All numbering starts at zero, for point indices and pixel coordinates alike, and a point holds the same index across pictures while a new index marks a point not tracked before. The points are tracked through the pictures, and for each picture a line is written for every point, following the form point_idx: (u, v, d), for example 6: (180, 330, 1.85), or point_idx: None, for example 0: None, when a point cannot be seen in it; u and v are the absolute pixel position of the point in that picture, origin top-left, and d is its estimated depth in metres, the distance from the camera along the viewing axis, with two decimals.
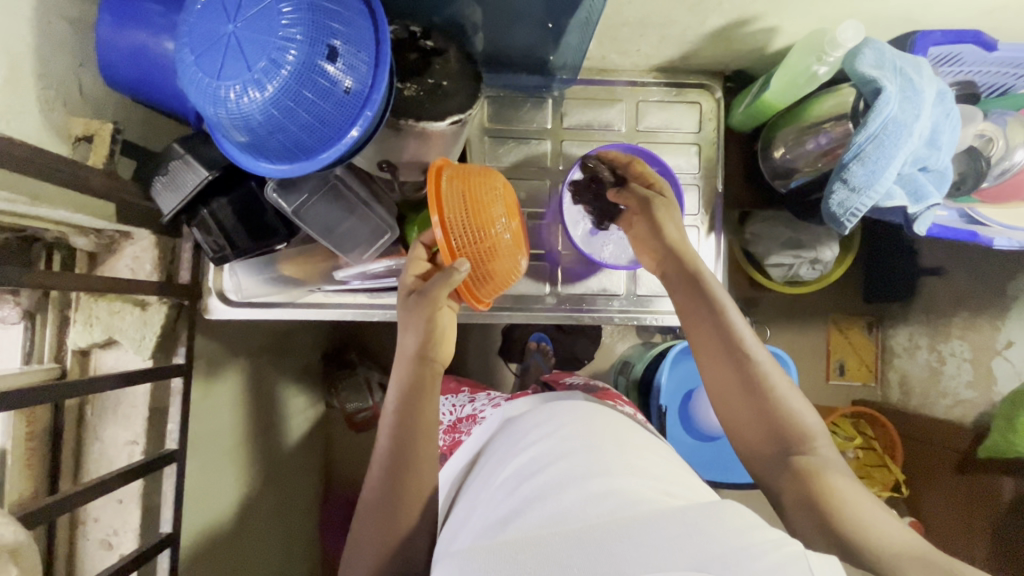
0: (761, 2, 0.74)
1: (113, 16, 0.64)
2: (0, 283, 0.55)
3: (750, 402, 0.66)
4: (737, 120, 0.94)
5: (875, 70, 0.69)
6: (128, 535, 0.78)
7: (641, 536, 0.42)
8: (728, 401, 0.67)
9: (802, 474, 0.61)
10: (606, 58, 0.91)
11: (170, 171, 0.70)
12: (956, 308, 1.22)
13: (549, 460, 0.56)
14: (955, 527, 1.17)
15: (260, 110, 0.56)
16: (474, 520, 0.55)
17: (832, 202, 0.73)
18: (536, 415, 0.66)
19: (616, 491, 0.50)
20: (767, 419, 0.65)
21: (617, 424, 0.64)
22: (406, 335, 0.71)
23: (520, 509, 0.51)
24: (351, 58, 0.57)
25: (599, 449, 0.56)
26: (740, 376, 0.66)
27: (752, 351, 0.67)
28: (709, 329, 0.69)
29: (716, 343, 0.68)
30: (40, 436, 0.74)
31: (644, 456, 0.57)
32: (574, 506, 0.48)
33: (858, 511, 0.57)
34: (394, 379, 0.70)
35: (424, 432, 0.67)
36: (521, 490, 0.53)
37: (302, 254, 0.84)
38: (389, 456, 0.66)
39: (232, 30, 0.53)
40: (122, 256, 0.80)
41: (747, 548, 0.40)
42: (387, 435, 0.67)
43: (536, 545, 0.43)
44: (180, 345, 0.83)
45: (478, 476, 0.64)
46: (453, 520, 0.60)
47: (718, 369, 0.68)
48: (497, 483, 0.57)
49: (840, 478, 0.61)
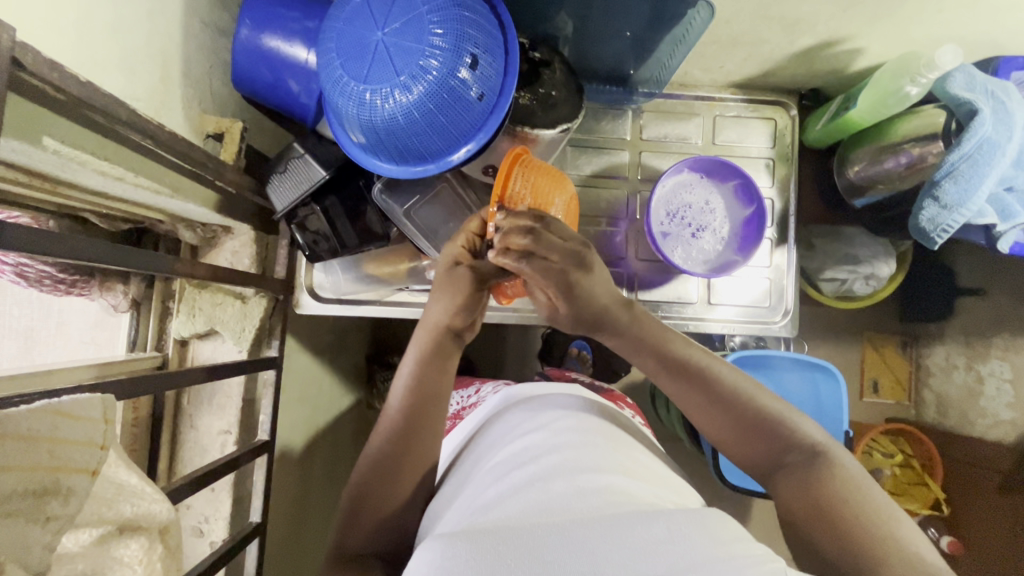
0: (855, 24, 0.77)
1: (253, 20, 0.68)
2: (152, 271, 0.59)
3: (725, 421, 0.63)
4: (814, 136, 0.97)
5: (968, 94, 0.73)
6: (219, 523, 0.81)
7: (621, 537, 0.40)
8: (707, 424, 0.65)
9: (809, 482, 0.57)
10: (688, 74, 0.94)
11: (290, 169, 0.75)
12: (996, 330, 1.19)
13: (534, 460, 0.55)
14: (993, 550, 1.15)
15: (403, 112, 0.60)
16: (456, 512, 0.54)
17: (923, 217, 0.78)
18: (522, 418, 0.66)
19: (602, 493, 0.49)
20: (750, 433, 0.62)
21: (609, 429, 0.64)
22: (437, 305, 0.69)
23: (502, 500, 0.49)
24: (486, 67, 0.61)
25: (590, 453, 0.56)
26: (705, 393, 0.64)
27: (711, 369, 0.65)
28: (651, 347, 0.68)
29: (668, 371, 0.66)
30: (144, 420, 0.78)
31: (634, 465, 0.57)
32: (557, 501, 0.47)
33: (884, 518, 0.51)
34: (415, 345, 0.69)
35: (433, 405, 0.67)
36: (506, 484, 0.52)
37: (391, 254, 0.86)
38: (395, 422, 0.65)
39: (382, 36, 0.57)
40: (222, 250, 0.81)
41: (726, 560, 0.39)
42: (398, 401, 0.67)
43: (516, 536, 0.41)
44: (274, 338, 0.85)
45: (460, 473, 0.63)
46: (436, 511, 0.60)
47: (686, 395, 0.66)
48: (481, 480, 0.56)
49: (862, 483, 0.55)
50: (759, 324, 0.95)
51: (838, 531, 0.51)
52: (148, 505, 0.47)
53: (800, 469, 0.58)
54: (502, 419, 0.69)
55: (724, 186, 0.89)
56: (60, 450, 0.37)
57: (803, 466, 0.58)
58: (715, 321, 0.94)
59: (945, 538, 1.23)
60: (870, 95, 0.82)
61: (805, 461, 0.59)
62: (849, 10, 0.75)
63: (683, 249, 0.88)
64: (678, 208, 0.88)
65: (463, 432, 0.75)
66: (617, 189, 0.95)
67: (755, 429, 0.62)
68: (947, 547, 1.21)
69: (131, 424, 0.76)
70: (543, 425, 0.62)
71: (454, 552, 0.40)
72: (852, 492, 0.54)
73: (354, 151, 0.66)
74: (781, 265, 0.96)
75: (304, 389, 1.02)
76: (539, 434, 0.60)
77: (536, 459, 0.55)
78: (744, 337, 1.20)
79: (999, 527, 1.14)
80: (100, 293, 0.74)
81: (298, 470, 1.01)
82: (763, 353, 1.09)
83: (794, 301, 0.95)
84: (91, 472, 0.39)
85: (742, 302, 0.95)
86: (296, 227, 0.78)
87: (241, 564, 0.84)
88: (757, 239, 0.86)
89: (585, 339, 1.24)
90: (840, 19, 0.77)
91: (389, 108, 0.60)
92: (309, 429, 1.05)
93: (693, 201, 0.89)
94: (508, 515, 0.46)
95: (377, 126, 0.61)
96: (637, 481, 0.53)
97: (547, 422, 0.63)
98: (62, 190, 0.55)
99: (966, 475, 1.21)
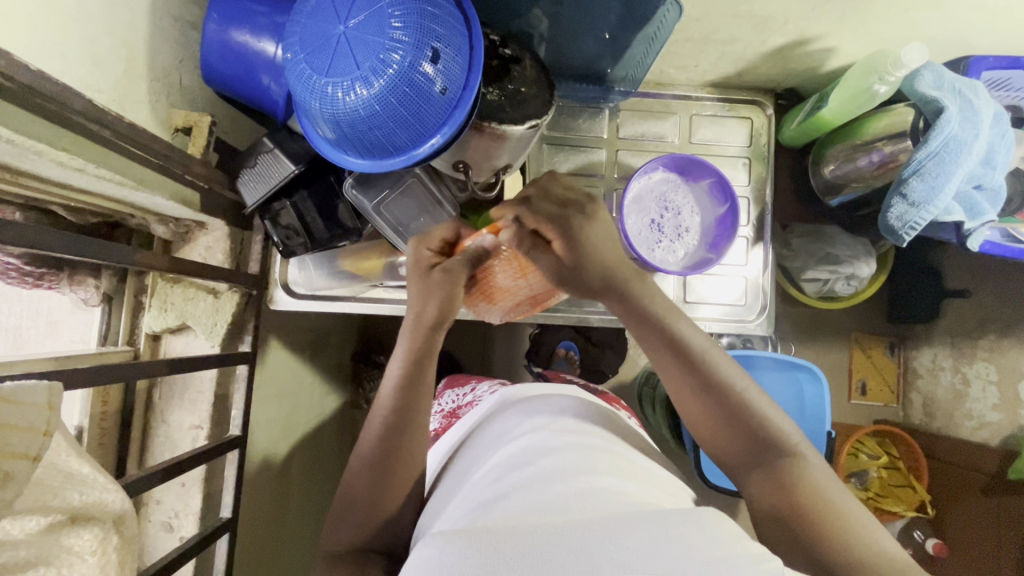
0: (824, 23, 0.78)
1: (221, 15, 0.69)
2: (112, 263, 0.58)
3: (713, 412, 0.63)
4: (789, 136, 0.98)
5: (934, 92, 0.74)
6: (189, 518, 0.81)
7: (620, 539, 0.40)
8: (698, 416, 0.64)
9: (783, 487, 0.58)
10: (663, 73, 0.95)
11: (260, 164, 0.76)
12: (983, 330, 1.18)
13: (531, 462, 0.54)
14: (980, 552, 1.13)
15: (364, 105, 0.60)
16: (452, 511, 0.53)
17: (891, 215, 0.78)
18: (519, 419, 0.65)
19: (601, 497, 0.48)
20: (737, 428, 0.62)
21: (608, 433, 0.63)
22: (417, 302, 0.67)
23: (500, 501, 0.49)
24: (449, 61, 0.61)
25: (588, 455, 0.55)
26: (695, 377, 0.63)
27: (706, 357, 0.64)
28: (655, 339, 0.66)
29: (667, 355, 0.65)
30: (113, 414, 0.78)
31: (633, 468, 0.56)
32: (555, 503, 0.46)
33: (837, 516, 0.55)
34: (404, 343, 0.66)
35: (419, 406, 0.64)
36: (503, 484, 0.51)
37: (365, 250, 0.86)
38: (383, 425, 0.63)
39: (343, 30, 0.58)
40: (195, 245, 0.81)
41: (728, 562, 0.39)
42: (390, 399, 0.64)
43: (517, 536, 0.41)
44: (247, 333, 0.86)
45: (456, 474, 0.62)
46: (434, 510, 0.58)
47: (677, 380, 0.65)
48: (477, 481, 0.55)
49: (830, 489, 0.58)
50: (736, 322, 0.95)
51: (805, 535, 0.54)
52: (99, 494, 0.48)
53: (773, 473, 0.60)
54: (502, 414, 0.69)
55: (698, 185, 0.90)
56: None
57: (777, 467, 0.60)
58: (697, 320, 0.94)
59: (931, 540, 1.20)
60: (841, 95, 0.83)
61: (777, 461, 0.60)
62: (817, 9, 0.75)
63: (665, 247, 0.88)
64: (659, 206, 0.89)
65: (459, 434, 0.73)
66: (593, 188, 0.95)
67: (740, 424, 0.62)
68: (933, 549, 1.19)
69: (99, 417, 0.75)
70: (541, 426, 0.62)
71: (455, 552, 0.40)
72: (828, 504, 0.56)
73: (321, 146, 0.67)
74: (759, 265, 0.96)
75: (284, 387, 1.02)
76: (538, 434, 0.60)
77: (535, 462, 0.54)
78: (730, 337, 1.17)
79: (986, 529, 1.12)
80: (70, 287, 0.73)
81: (277, 468, 1.00)
82: (748, 354, 1.08)
83: (771, 300, 0.95)
84: (32, 457, 0.39)
85: (725, 302, 0.95)
86: (269, 221, 0.80)
87: (212, 560, 0.83)
88: (729, 236, 0.87)
89: (573, 339, 1.22)
90: (809, 17, 0.77)
91: (351, 101, 0.60)
92: (288, 427, 1.04)
93: (679, 209, 0.90)
94: (508, 515, 0.46)
95: (341, 119, 0.62)
96: (636, 484, 0.53)
97: (543, 424, 0.62)
98: (23, 181, 0.56)
99: (954, 477, 1.20)
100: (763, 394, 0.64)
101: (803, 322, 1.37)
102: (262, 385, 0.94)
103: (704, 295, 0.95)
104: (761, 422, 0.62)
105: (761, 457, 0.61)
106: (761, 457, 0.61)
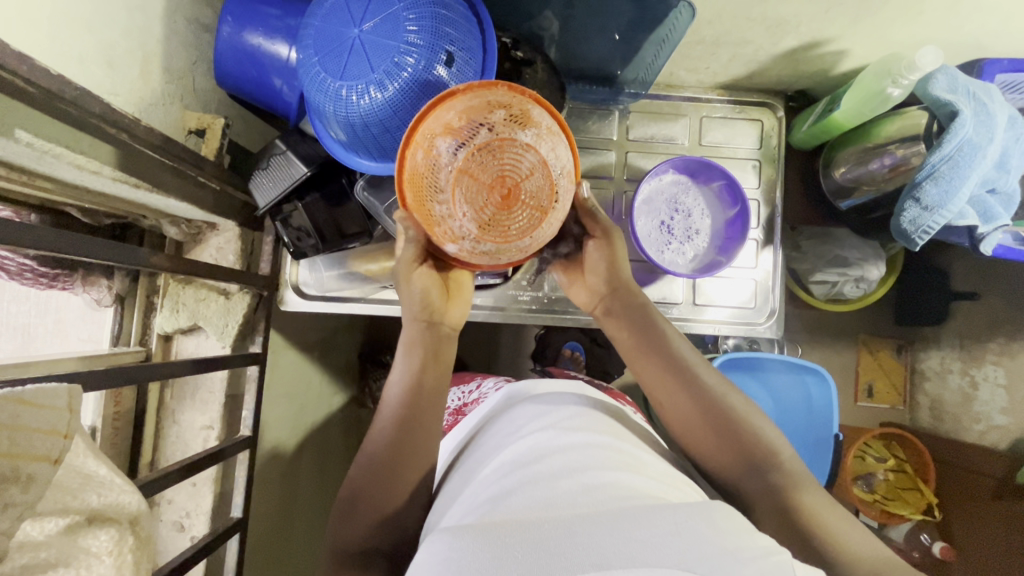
0: (837, 26, 0.78)
1: (234, 17, 0.69)
2: (127, 265, 0.59)
3: (702, 420, 0.64)
4: (800, 138, 0.98)
5: (949, 96, 0.73)
6: (200, 518, 0.81)
7: (629, 532, 0.40)
8: (683, 427, 0.65)
9: (777, 495, 0.59)
10: (674, 75, 0.95)
11: (272, 166, 0.76)
12: (992, 334, 1.17)
13: (539, 459, 0.54)
14: (987, 556, 1.12)
15: (378, 108, 0.60)
16: (460, 508, 0.53)
17: (904, 218, 0.78)
18: (526, 417, 0.65)
19: (609, 492, 0.48)
20: (726, 435, 0.63)
21: (614, 428, 0.63)
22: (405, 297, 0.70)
23: (508, 498, 0.48)
24: (463, 64, 0.61)
25: (597, 451, 0.55)
26: (686, 387, 0.66)
27: (694, 365, 0.67)
28: (648, 351, 0.69)
29: (664, 370, 0.67)
30: (125, 414, 0.78)
31: (641, 464, 0.56)
32: (563, 499, 0.46)
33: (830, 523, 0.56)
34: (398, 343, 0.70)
35: (424, 398, 0.66)
36: (511, 481, 0.51)
37: (376, 251, 0.84)
38: (393, 417, 0.65)
39: (358, 33, 0.58)
40: (206, 246, 0.81)
41: (737, 554, 0.39)
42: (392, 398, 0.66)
43: (525, 531, 0.41)
44: (257, 335, 0.86)
45: (464, 471, 0.62)
46: (441, 509, 0.58)
47: (668, 388, 0.66)
48: (485, 477, 0.55)
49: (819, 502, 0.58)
50: (744, 325, 0.95)
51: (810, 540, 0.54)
52: (116, 496, 0.48)
53: (767, 480, 0.60)
54: (506, 413, 0.69)
55: (708, 187, 0.90)
56: (21, 437, 0.37)
57: (770, 474, 0.60)
58: (705, 322, 0.94)
59: (937, 544, 1.19)
60: (854, 97, 0.82)
61: (768, 469, 0.60)
62: (830, 12, 0.75)
63: (674, 249, 0.88)
64: (668, 208, 0.89)
65: (461, 433, 0.73)
66: (602, 189, 0.95)
67: (728, 432, 0.63)
68: (940, 553, 1.17)
69: (112, 418, 0.76)
70: (549, 423, 0.61)
71: (463, 547, 0.40)
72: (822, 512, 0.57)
73: (334, 148, 0.67)
74: (768, 267, 0.95)
75: (293, 387, 1.02)
76: (545, 432, 0.60)
77: (542, 459, 0.54)
78: (737, 339, 1.17)
79: (992, 534, 1.11)
80: (83, 287, 0.74)
81: (285, 467, 1.00)
82: (754, 355, 1.06)
83: (780, 303, 0.95)
84: (53, 460, 0.40)
85: (733, 304, 0.95)
86: (280, 223, 0.80)
87: (221, 559, 0.84)
88: (739, 240, 0.86)
89: (579, 340, 1.22)
90: (822, 20, 0.77)
91: (365, 104, 0.60)
92: (296, 427, 1.04)
93: (688, 211, 0.89)
94: (516, 511, 0.46)
95: (354, 122, 0.62)
96: (644, 478, 0.53)
97: (551, 422, 0.62)
98: (41, 184, 0.57)
99: (961, 480, 1.19)
100: (752, 407, 0.67)
101: (810, 324, 1.37)
102: (271, 385, 0.94)
103: (712, 297, 0.95)
104: (750, 430, 0.63)
105: (750, 466, 0.61)
106: (750, 466, 0.61)
